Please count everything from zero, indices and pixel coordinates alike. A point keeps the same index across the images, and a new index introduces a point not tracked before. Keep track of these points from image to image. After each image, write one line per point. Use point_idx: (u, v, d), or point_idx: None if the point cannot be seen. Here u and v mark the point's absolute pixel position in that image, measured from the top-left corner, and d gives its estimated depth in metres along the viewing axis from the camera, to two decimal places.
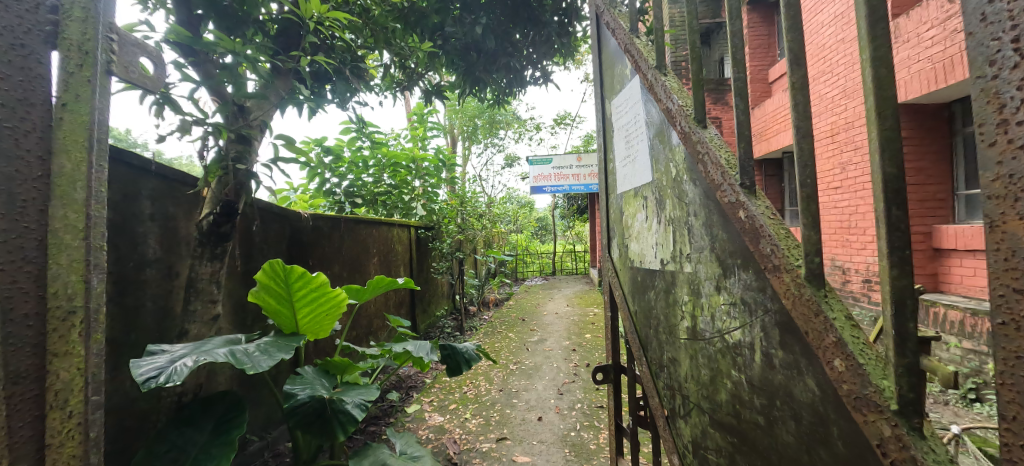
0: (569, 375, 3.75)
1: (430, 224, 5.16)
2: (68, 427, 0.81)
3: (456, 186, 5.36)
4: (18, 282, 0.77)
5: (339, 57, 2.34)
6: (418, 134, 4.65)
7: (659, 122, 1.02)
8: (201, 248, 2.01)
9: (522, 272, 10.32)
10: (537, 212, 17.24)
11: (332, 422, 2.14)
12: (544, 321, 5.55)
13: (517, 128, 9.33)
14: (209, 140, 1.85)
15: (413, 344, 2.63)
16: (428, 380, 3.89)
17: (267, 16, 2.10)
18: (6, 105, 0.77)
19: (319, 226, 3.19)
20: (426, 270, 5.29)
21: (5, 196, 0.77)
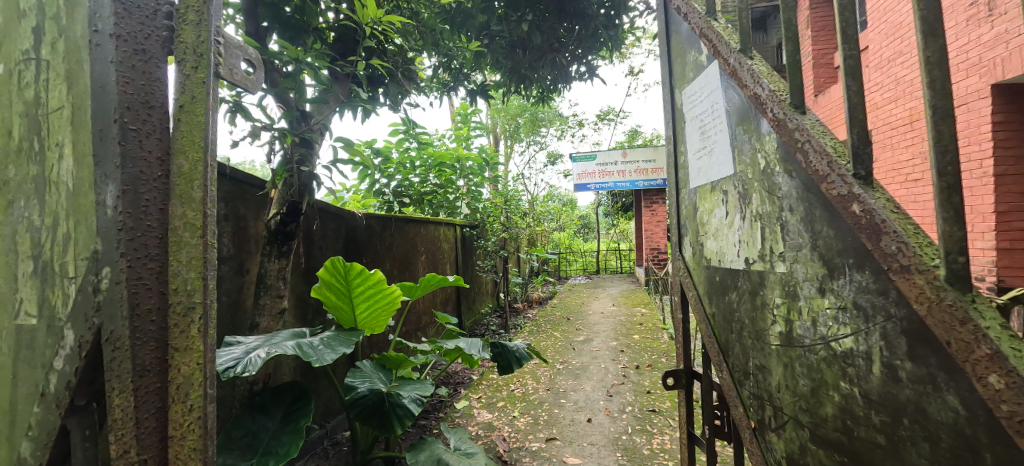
0: (618, 376, 3.65)
1: (476, 223, 5.18)
2: (189, 421, 0.70)
3: (500, 184, 5.36)
4: (142, 277, 0.69)
5: (392, 60, 2.35)
6: (462, 134, 4.64)
7: (744, 108, 0.94)
8: (270, 247, 2.10)
9: (565, 271, 10.23)
10: (578, 211, 17.04)
11: (390, 417, 2.17)
12: (589, 321, 5.44)
13: (559, 126, 9.22)
14: (275, 145, 1.93)
15: (465, 341, 2.62)
16: (476, 376, 3.91)
17: (325, 24, 2.15)
18: (130, 108, 0.70)
19: (371, 225, 3.27)
20: (471, 268, 5.32)
21: (131, 195, 0.69)
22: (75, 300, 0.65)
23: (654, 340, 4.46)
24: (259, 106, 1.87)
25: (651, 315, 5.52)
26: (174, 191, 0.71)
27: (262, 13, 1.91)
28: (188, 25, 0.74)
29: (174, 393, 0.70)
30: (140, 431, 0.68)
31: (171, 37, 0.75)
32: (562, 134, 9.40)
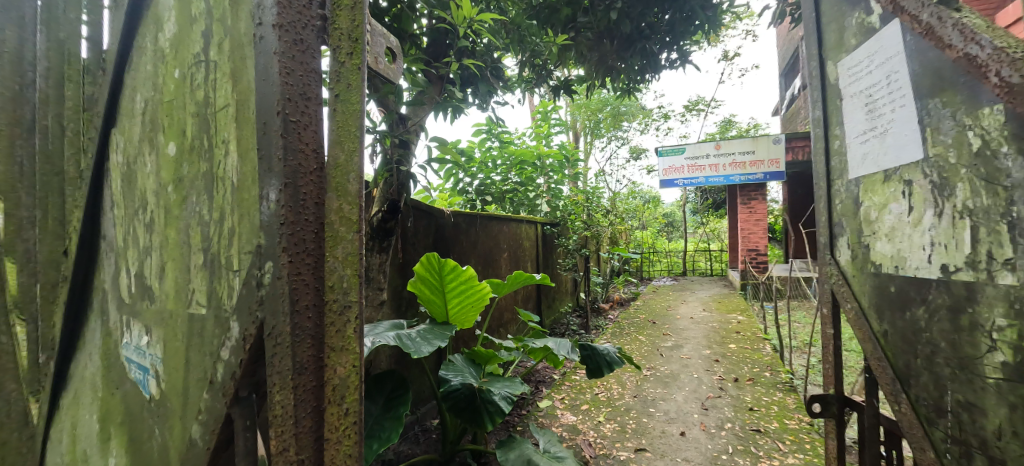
0: (714, 388, 3.33)
1: (556, 221, 5.10)
2: (344, 426, 0.50)
3: (579, 181, 5.21)
4: (300, 273, 0.49)
5: (482, 60, 2.37)
6: (542, 132, 4.54)
7: (946, 72, 0.76)
8: (372, 242, 2.18)
9: (649, 271, 9.77)
10: (662, 208, 16.25)
11: (481, 412, 2.16)
12: (677, 326, 5.11)
13: (643, 120, 8.80)
14: (376, 147, 2.00)
15: (553, 341, 2.55)
16: (557, 376, 3.83)
17: (419, 30, 2.18)
18: (287, 100, 0.49)
19: (458, 222, 3.32)
20: (552, 266, 5.25)
21: (287, 190, 0.49)
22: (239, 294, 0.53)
23: (756, 352, 4.00)
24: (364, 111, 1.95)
25: (748, 322, 5.05)
26: (330, 177, 0.51)
27: None
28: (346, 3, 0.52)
29: (330, 407, 0.50)
30: (294, 459, 0.49)
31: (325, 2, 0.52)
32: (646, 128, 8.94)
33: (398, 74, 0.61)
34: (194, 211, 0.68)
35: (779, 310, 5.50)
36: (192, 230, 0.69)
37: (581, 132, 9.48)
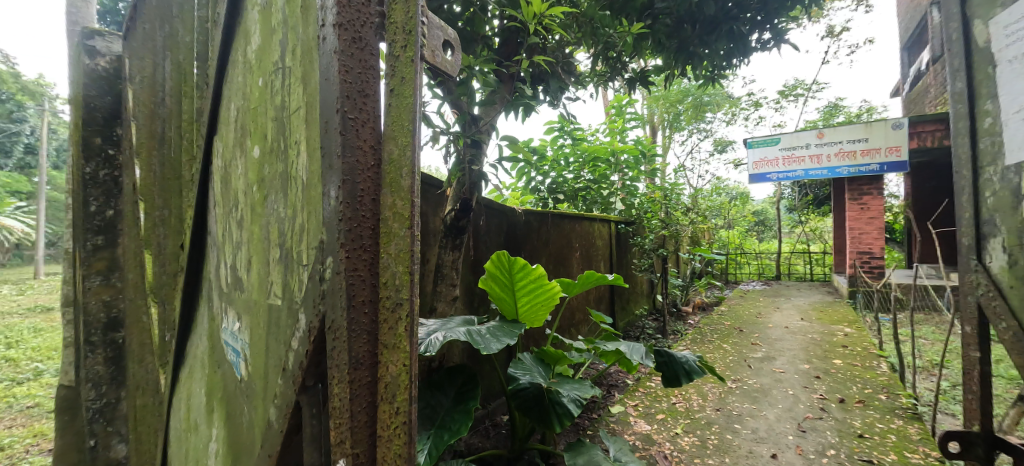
0: (813, 409, 3.02)
1: (632, 219, 4.75)
2: (395, 425, 0.49)
3: (657, 176, 4.82)
4: (357, 269, 0.49)
5: (553, 57, 2.32)
6: (616, 127, 4.42)
7: None
8: (445, 240, 2.24)
9: (736, 275, 9.11)
10: (753, 205, 15.13)
11: (550, 413, 2.13)
12: (768, 336, 4.70)
13: (729, 108, 8.25)
14: (449, 148, 2.04)
15: (626, 345, 2.40)
16: (631, 381, 3.69)
17: (491, 31, 2.17)
18: (346, 99, 0.50)
19: (530, 221, 3.31)
20: (627, 266, 5.06)
21: (345, 187, 0.49)
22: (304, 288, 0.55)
23: (868, 369, 3.55)
24: (438, 113, 2.00)
25: (858, 336, 4.50)
26: (385, 173, 0.51)
27: None
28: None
29: (383, 404, 0.49)
30: (349, 453, 0.49)
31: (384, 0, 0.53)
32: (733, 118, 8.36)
33: (455, 68, 0.58)
34: (271, 209, 0.72)
35: (896, 325, 4.85)
36: (271, 227, 0.72)
37: (661, 128, 9.11)
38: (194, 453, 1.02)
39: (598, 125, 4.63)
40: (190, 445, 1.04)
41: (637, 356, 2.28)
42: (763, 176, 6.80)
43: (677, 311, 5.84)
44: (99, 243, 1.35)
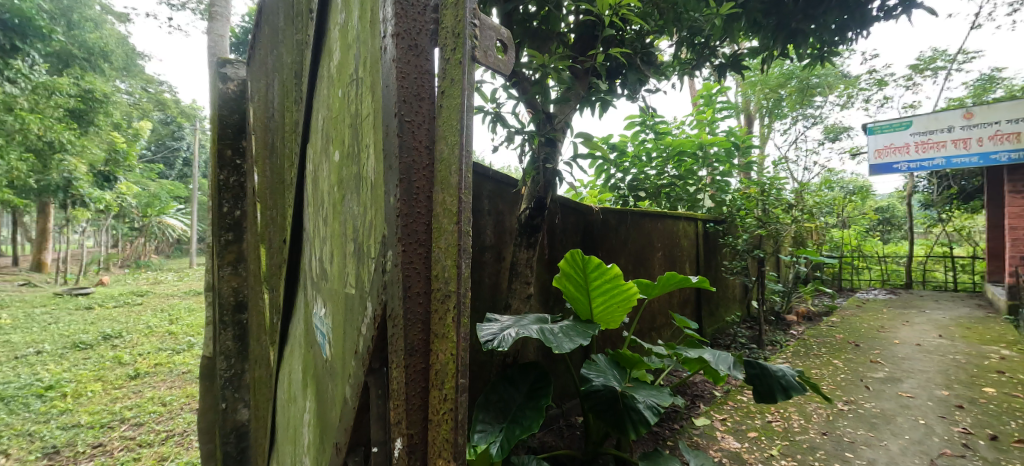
0: (952, 443, 2.54)
1: (722, 217, 4.30)
2: (443, 412, 0.51)
3: (752, 169, 4.33)
4: (413, 263, 0.53)
5: (630, 47, 2.15)
6: (705, 118, 4.08)
7: None
8: (521, 238, 2.27)
9: (850, 279, 8.19)
10: (883, 201, 13.29)
11: (624, 419, 2.04)
12: (892, 354, 4.08)
13: (845, 89, 7.35)
14: (525, 147, 2.07)
15: (710, 353, 2.26)
16: (719, 394, 3.29)
17: (566, 27, 2.12)
18: (404, 104, 0.53)
19: (609, 219, 3.23)
20: (719, 269, 4.50)
21: (402, 186, 0.53)
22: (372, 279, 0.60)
23: None
24: (513, 113, 2.03)
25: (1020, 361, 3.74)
26: (438, 171, 0.54)
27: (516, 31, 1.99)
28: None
29: (435, 389, 0.52)
30: (404, 432, 0.53)
31: (438, 7, 0.56)
32: (849, 101, 7.51)
33: (508, 65, 0.59)
34: (345, 206, 0.77)
35: None
36: (344, 221, 0.78)
37: (760, 120, 8.46)
38: (292, 423, 1.13)
39: (685, 117, 4.34)
40: (289, 415, 1.14)
41: (723, 366, 2.15)
42: (891, 167, 6.38)
43: (779, 319, 5.11)
44: (231, 238, 1.62)
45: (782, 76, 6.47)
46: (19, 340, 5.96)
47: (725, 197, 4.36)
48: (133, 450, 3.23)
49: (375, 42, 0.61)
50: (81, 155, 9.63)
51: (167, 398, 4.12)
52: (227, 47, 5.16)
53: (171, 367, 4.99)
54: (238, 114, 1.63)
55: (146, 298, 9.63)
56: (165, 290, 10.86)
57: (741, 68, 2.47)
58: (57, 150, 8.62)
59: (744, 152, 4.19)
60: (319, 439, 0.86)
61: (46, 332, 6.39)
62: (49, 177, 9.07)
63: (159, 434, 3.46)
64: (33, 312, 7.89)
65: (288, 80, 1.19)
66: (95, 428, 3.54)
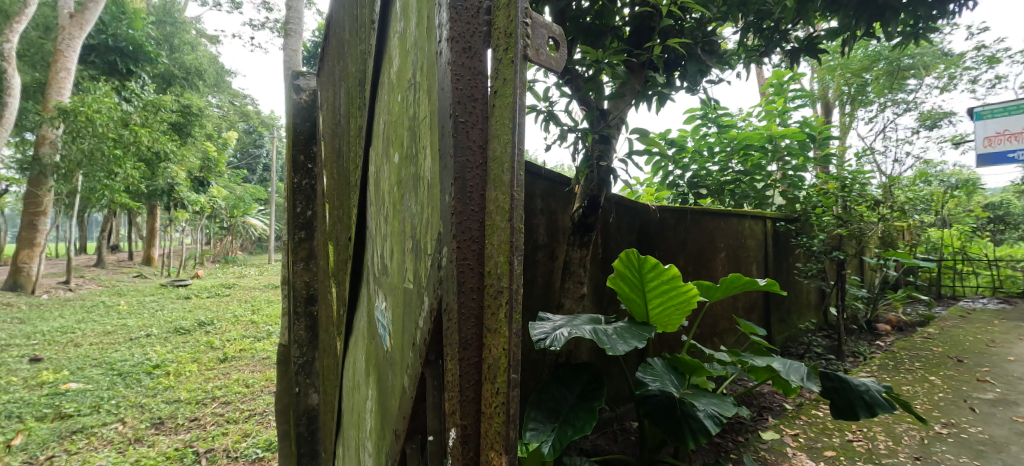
0: None
1: (795, 215, 3.87)
2: (496, 406, 0.52)
3: (831, 162, 3.89)
4: (467, 259, 0.54)
5: (691, 35, 2.07)
6: (775, 108, 3.79)
7: None
8: (573, 236, 2.25)
9: (954, 287, 6.71)
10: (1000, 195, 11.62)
11: (683, 427, 1.96)
12: (1007, 372, 3.48)
13: (945, 69, 6.45)
14: (578, 145, 2.06)
15: (780, 362, 2.14)
16: (790, 407, 2.97)
17: (620, 21, 2.08)
18: (459, 105, 0.54)
19: (666, 218, 3.12)
20: (790, 271, 4.14)
21: (457, 185, 0.54)
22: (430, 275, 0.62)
23: None
24: (566, 111, 2.02)
25: None
26: (490, 170, 0.54)
27: (568, 29, 1.98)
28: (503, 1, 0.54)
29: (487, 383, 0.53)
30: (459, 422, 0.55)
31: (491, 7, 0.57)
32: (950, 82, 6.66)
33: (561, 62, 0.59)
34: (403, 205, 0.81)
35: None
36: (403, 219, 0.81)
37: (841, 108, 7.78)
38: (355, 409, 1.19)
39: (753, 108, 4.09)
40: (354, 401, 1.21)
41: (795, 377, 2.01)
42: None
43: (862, 329, 4.37)
44: (303, 236, 1.75)
45: (867, 58, 5.85)
46: (132, 324, 6.75)
47: (800, 193, 3.92)
48: (222, 425, 3.56)
49: (432, 47, 0.63)
50: (180, 162, 10.74)
51: (250, 380, 4.47)
52: (300, 60, 5.45)
53: (253, 352, 5.39)
54: (308, 122, 1.78)
55: (233, 290, 10.50)
56: (249, 283, 11.76)
57: (819, 52, 2.17)
58: (162, 157, 9.69)
59: (821, 144, 3.82)
60: (380, 426, 0.90)
61: (153, 317, 7.18)
62: (155, 181, 10.22)
63: (244, 412, 3.77)
64: (143, 299, 8.90)
65: (353, 87, 1.25)
66: (191, 403, 3.93)
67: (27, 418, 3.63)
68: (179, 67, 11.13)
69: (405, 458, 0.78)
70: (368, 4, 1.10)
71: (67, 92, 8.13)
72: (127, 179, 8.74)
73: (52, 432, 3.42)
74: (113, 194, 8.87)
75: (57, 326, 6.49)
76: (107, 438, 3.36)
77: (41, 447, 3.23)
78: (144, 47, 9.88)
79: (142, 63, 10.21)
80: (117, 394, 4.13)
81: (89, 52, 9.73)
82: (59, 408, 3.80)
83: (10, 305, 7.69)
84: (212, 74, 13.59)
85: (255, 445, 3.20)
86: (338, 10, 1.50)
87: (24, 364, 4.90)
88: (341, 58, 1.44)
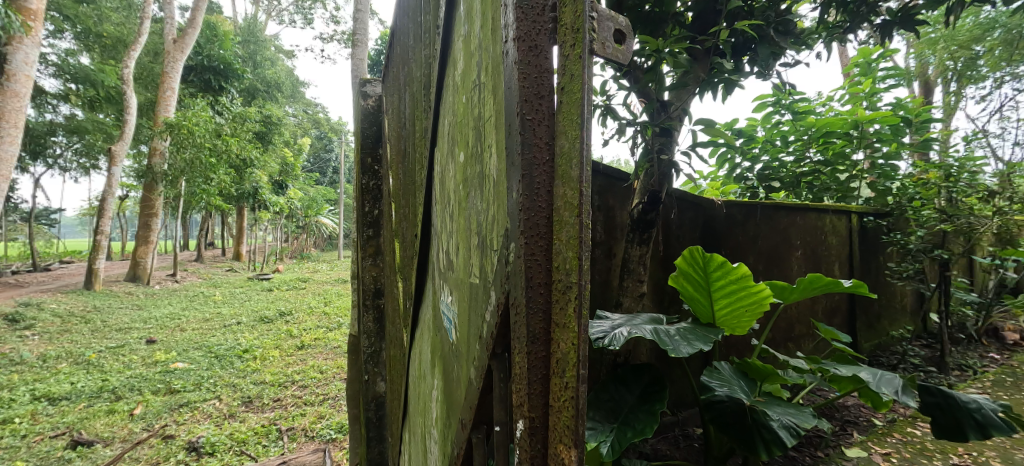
0: None
1: (886, 210, 3.55)
2: (564, 401, 0.52)
3: (932, 149, 3.52)
4: (535, 255, 0.55)
5: (760, 16, 1.93)
6: (862, 91, 3.47)
7: None
8: (633, 234, 2.21)
9: None
10: None
11: (754, 437, 1.86)
12: None
13: None
14: (638, 139, 2.02)
15: (868, 372, 1.98)
16: (880, 423, 2.73)
17: (682, 7, 1.98)
18: (527, 103, 0.56)
19: (734, 214, 2.97)
20: (880, 272, 3.79)
21: (525, 183, 0.55)
22: (498, 268, 0.63)
23: None
24: (624, 105, 1.99)
25: None
26: (558, 167, 0.55)
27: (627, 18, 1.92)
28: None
29: (555, 378, 0.54)
30: (527, 415, 0.57)
31: (557, 5, 0.57)
32: None
33: (627, 55, 0.58)
34: (469, 203, 0.83)
35: None
36: (468, 217, 0.84)
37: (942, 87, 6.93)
38: (421, 397, 1.24)
39: (834, 92, 3.77)
40: (419, 390, 1.26)
41: (887, 390, 1.84)
42: None
43: (970, 340, 3.84)
44: (371, 234, 1.86)
45: (977, 28, 5.13)
46: (225, 312, 7.43)
47: (891, 184, 3.60)
48: (300, 406, 3.84)
49: (498, 47, 0.64)
50: (263, 168, 11.70)
51: (324, 367, 4.78)
52: (366, 68, 5.69)
53: (326, 341, 5.76)
54: (374, 126, 1.88)
55: (309, 284, 11.28)
56: (322, 277, 12.57)
57: (917, 24, 1.91)
58: (248, 163, 10.61)
59: (920, 128, 3.42)
60: (446, 414, 0.94)
61: (242, 307, 7.88)
62: (243, 186, 11.18)
63: (319, 395, 4.05)
64: (234, 291, 9.77)
65: (418, 91, 1.30)
66: (275, 385, 4.28)
67: (145, 391, 4.11)
68: (262, 81, 12.63)
69: (471, 446, 0.81)
70: (432, 10, 1.14)
71: (173, 109, 9.11)
72: (220, 184, 9.70)
73: (164, 404, 3.84)
74: (209, 197, 9.80)
75: (166, 312, 7.28)
76: (207, 413, 3.74)
77: (156, 417, 3.64)
78: (233, 65, 10.85)
79: (231, 79, 11.23)
80: (215, 374, 4.57)
81: (189, 71, 10.84)
82: (169, 384, 4.27)
83: (130, 293, 8.72)
84: (289, 85, 14.65)
85: (329, 426, 3.43)
86: (401, 18, 1.57)
87: (141, 345, 5.53)
88: (405, 64, 1.50)
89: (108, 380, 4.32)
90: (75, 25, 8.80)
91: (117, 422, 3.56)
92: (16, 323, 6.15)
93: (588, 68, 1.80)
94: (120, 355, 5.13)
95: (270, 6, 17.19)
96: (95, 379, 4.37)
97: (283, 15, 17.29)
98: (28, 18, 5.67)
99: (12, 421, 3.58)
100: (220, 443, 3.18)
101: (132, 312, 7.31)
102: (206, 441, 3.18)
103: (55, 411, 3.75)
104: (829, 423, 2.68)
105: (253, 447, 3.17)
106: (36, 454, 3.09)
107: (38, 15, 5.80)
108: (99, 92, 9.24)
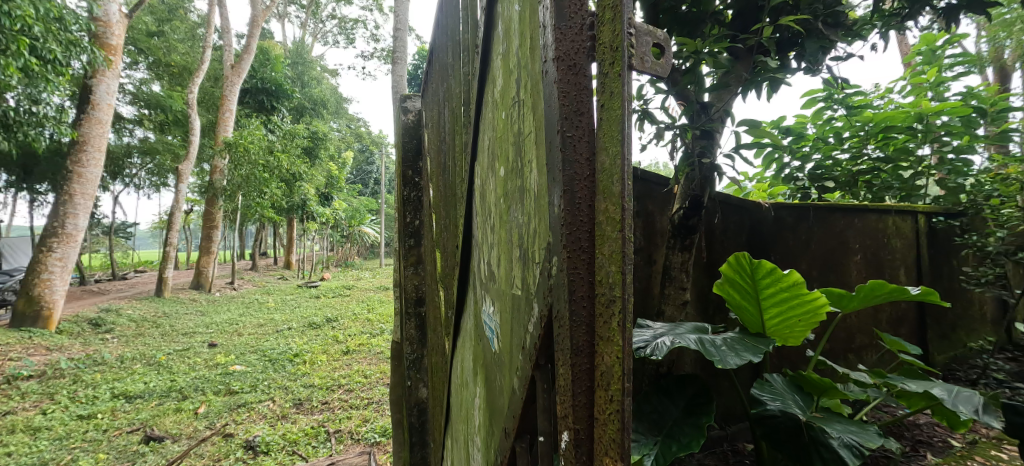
0: None
1: (957, 209, 3.30)
2: (609, 414, 0.52)
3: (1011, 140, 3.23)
4: (577, 268, 0.56)
5: (809, 8, 1.85)
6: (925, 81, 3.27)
7: None
8: (674, 240, 2.16)
9: None
10: None
11: (812, 456, 1.77)
12: None
13: None
14: (677, 142, 1.98)
15: (942, 389, 1.84)
16: (956, 444, 2.52)
17: (722, 4, 1.93)
18: (568, 122, 0.57)
19: (783, 217, 2.87)
20: (953, 278, 3.52)
21: (565, 197, 0.56)
22: (540, 279, 0.65)
23: None
24: (662, 108, 1.97)
25: None
26: (599, 181, 0.55)
27: (663, 20, 1.90)
28: (607, 14, 0.55)
29: (600, 390, 0.54)
30: (572, 426, 0.58)
31: (595, 22, 0.58)
32: None
33: (667, 66, 0.59)
34: (510, 216, 0.85)
35: None
36: (510, 229, 0.85)
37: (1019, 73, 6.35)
38: (463, 405, 1.26)
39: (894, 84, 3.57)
40: (462, 398, 1.28)
41: (964, 409, 1.70)
42: None
43: None
44: (412, 243, 1.91)
45: None
46: (277, 318, 7.80)
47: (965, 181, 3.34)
48: (347, 409, 3.97)
49: (537, 66, 0.66)
50: (311, 181, 12.26)
51: (367, 372, 4.93)
52: (405, 84, 5.87)
53: (369, 347, 5.92)
54: (414, 140, 1.96)
55: (353, 291, 11.64)
56: (366, 285, 12.98)
57: (989, 5, 1.77)
58: (297, 177, 11.14)
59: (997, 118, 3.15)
60: (488, 422, 0.96)
61: (293, 313, 8.24)
62: (293, 198, 11.74)
63: (363, 399, 4.17)
64: (285, 298, 10.23)
65: (457, 105, 1.34)
66: (323, 388, 4.45)
67: (208, 391, 4.38)
68: (310, 99, 13.29)
69: (515, 455, 0.82)
70: (470, 29, 1.17)
71: (231, 128, 9.68)
72: (273, 197, 10.19)
73: (225, 404, 4.07)
74: (263, 209, 10.33)
75: (225, 318, 7.73)
76: (262, 413, 3.93)
77: (217, 415, 3.87)
78: (283, 86, 11.46)
79: (282, 99, 11.90)
80: (269, 377, 4.80)
81: (244, 93, 11.54)
82: (229, 385, 4.53)
83: (194, 300, 9.30)
84: (334, 102, 15.30)
85: (374, 430, 3.51)
86: (440, 36, 1.63)
87: (205, 348, 5.88)
88: (444, 80, 1.55)
89: (175, 381, 4.62)
90: (148, 57, 9.54)
91: (184, 419, 3.80)
92: (98, 326, 6.69)
93: (631, 80, 1.86)
94: (186, 357, 5.49)
95: (317, 29, 18.09)
96: (164, 380, 4.69)
97: (328, 36, 18.16)
98: (110, 53, 6.21)
99: (95, 416, 3.88)
100: (274, 442, 3.33)
101: (196, 317, 7.79)
102: (261, 440, 3.33)
103: (131, 408, 4.05)
104: (899, 443, 2.51)
105: (304, 447, 3.30)
106: (115, 447, 3.33)
107: (118, 50, 6.34)
108: (167, 116, 10.01)
